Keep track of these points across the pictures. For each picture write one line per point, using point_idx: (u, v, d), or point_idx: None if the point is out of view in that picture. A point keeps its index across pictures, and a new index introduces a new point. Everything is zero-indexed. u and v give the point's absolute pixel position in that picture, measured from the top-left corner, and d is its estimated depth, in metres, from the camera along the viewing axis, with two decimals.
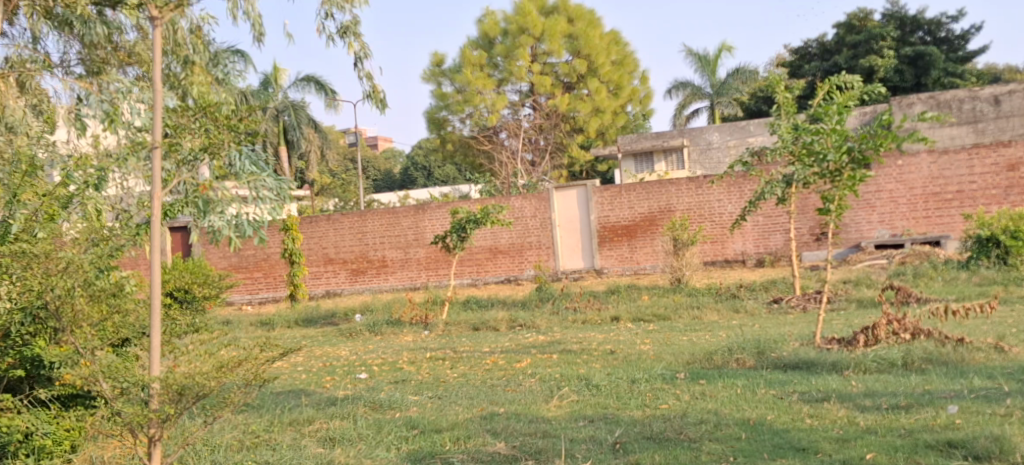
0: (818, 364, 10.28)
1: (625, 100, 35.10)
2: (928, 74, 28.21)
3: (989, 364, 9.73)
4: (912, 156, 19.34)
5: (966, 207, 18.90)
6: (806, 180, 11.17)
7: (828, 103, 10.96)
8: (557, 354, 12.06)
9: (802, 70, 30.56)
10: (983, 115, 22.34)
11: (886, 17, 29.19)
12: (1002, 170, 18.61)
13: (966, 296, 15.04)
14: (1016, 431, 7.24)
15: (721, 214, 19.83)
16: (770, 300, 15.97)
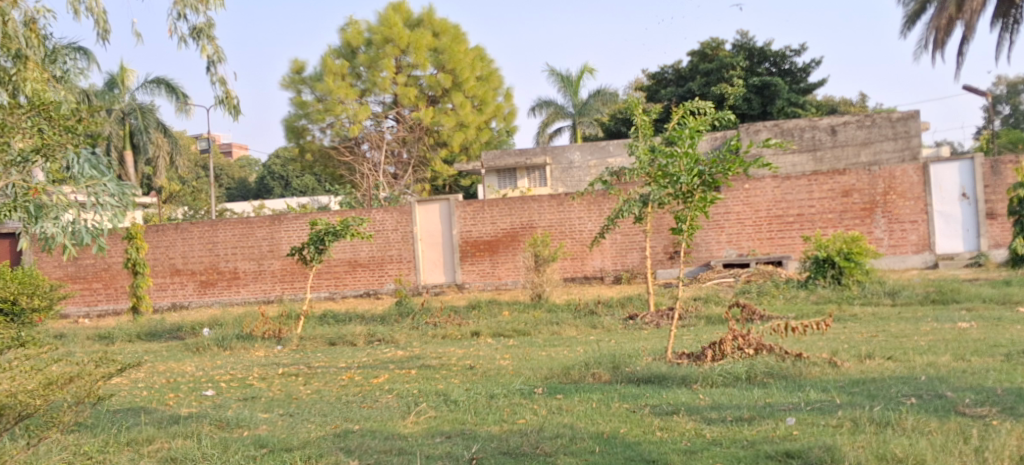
0: (668, 378, 10.50)
1: (489, 116, 35.51)
2: (773, 103, 29.47)
3: (824, 378, 10.14)
4: (759, 180, 20.04)
5: (806, 230, 19.78)
6: (661, 201, 11.45)
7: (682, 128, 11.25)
8: (415, 369, 11.93)
9: (659, 94, 31.32)
10: (823, 143, 23.10)
11: (736, 47, 30.28)
12: (838, 196, 19.61)
13: (805, 314, 15.70)
14: (846, 441, 7.58)
15: (581, 232, 20.16)
16: (626, 316, 16.20)
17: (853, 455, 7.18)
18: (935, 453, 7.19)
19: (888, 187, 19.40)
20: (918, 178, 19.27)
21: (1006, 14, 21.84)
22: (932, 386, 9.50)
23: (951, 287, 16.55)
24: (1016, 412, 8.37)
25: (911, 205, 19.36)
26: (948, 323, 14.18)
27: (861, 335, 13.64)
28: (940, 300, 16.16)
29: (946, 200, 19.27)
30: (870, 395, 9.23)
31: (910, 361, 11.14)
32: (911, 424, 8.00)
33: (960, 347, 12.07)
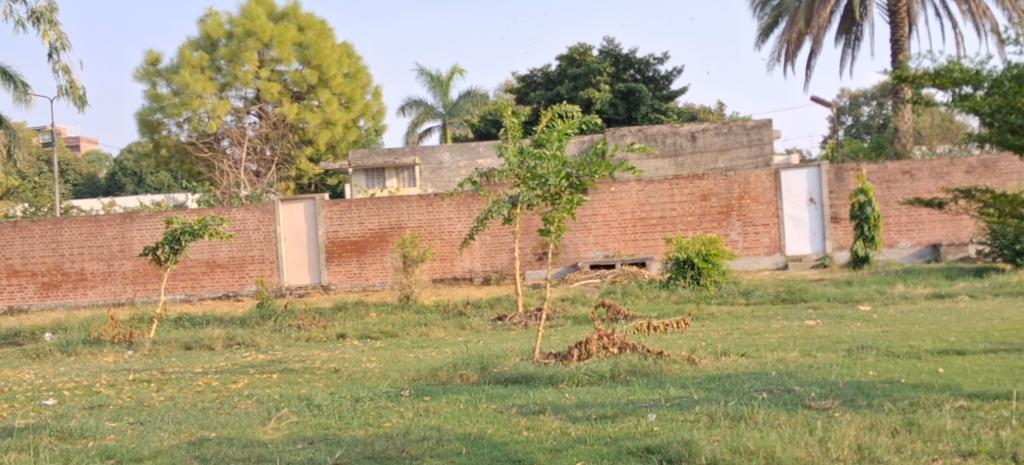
0: (536, 377, 10.47)
1: (357, 114, 35.15)
2: (638, 108, 29.95)
3: (684, 375, 10.30)
4: (624, 183, 20.32)
5: (668, 232, 20.17)
6: (530, 202, 11.45)
7: (551, 130, 11.24)
8: (276, 374, 11.53)
9: (527, 97, 31.31)
10: (684, 149, 23.58)
11: (602, 54, 30.75)
12: (697, 200, 20.08)
13: (666, 314, 16.00)
14: (703, 435, 7.68)
15: (450, 233, 20.03)
16: (494, 317, 16.16)
17: (709, 449, 7.26)
18: (783, 445, 7.34)
19: (743, 192, 19.98)
20: (770, 184, 19.92)
21: (848, 30, 22.78)
22: (781, 381, 9.76)
23: (800, 287, 17.14)
24: (856, 405, 8.67)
25: (764, 209, 19.98)
26: (796, 321, 14.66)
27: (718, 333, 13.96)
28: (789, 299, 16.70)
29: (795, 204, 19.96)
30: (726, 390, 9.40)
31: (762, 358, 11.44)
32: (762, 417, 8.17)
33: (807, 343, 12.48)
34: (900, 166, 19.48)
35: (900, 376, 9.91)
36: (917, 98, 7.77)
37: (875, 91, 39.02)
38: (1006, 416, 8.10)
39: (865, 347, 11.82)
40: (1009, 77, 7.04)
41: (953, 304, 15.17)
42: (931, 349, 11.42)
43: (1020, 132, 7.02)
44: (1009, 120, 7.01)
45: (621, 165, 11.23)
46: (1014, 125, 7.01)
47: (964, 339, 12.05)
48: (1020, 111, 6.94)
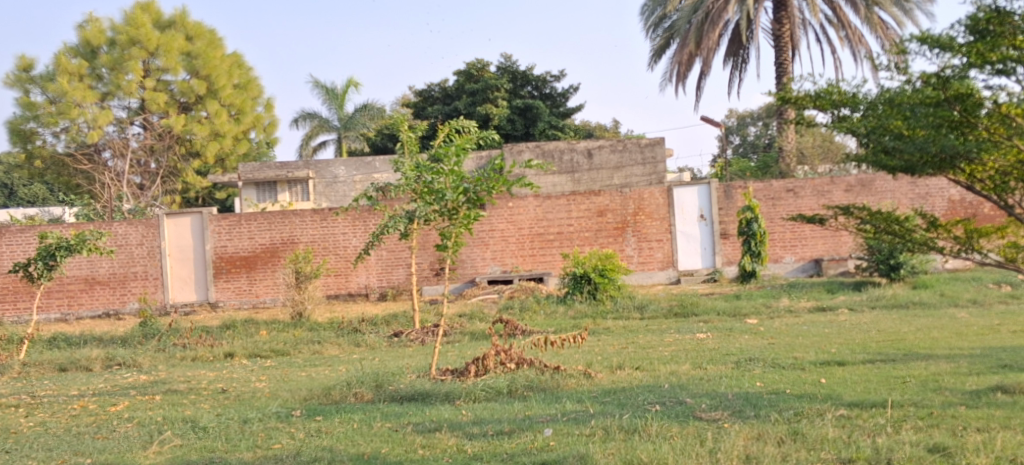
0: (432, 395, 10.29)
1: (248, 126, 34.43)
2: (535, 125, 30.13)
3: (580, 389, 10.27)
4: (521, 198, 20.28)
5: (565, 247, 20.24)
6: (427, 217, 11.29)
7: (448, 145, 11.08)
8: (159, 395, 11.05)
9: (424, 112, 30.94)
10: (580, 166, 23.64)
11: (500, 70, 30.83)
12: (594, 215, 20.21)
13: (563, 329, 16.03)
14: (598, 449, 7.62)
15: (345, 248, 19.63)
16: (390, 333, 15.92)
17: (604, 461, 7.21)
18: (675, 457, 7.33)
19: (637, 208, 20.18)
20: (663, 201, 20.15)
21: (736, 53, 23.31)
22: (673, 394, 9.79)
23: (691, 301, 17.38)
24: (745, 415, 8.75)
25: (657, 225, 20.20)
26: (688, 335, 14.83)
27: (613, 347, 14.02)
28: (681, 314, 16.88)
29: (687, 220, 20.23)
30: (620, 403, 9.38)
31: (655, 371, 11.49)
32: (655, 430, 8.16)
33: (698, 356, 12.61)
34: (784, 184, 19.97)
35: (784, 387, 10.07)
36: (799, 119, 7.91)
37: (761, 113, 40.15)
38: (883, 424, 8.28)
39: (752, 359, 12.00)
40: (882, 100, 7.15)
41: (834, 316, 15.55)
42: (813, 360, 11.65)
43: (893, 153, 7.15)
44: (883, 141, 7.11)
45: (520, 179, 11.20)
46: (887, 147, 7.12)
47: (843, 350, 12.35)
48: (893, 133, 7.04)
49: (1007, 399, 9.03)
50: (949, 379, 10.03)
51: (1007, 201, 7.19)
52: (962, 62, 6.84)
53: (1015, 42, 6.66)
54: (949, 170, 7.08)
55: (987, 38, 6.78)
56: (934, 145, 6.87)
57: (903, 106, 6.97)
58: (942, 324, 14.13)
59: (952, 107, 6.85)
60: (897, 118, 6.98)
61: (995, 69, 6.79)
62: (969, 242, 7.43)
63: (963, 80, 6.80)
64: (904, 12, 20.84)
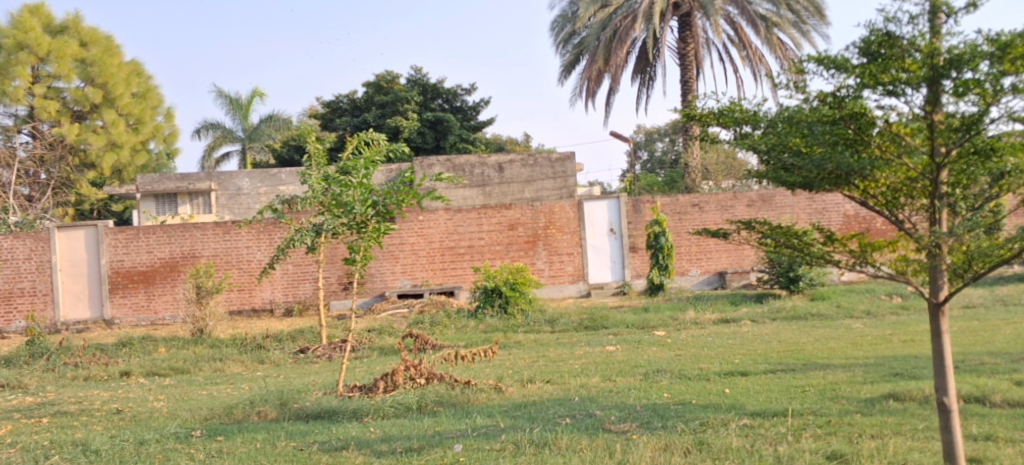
0: (339, 412, 9.98)
1: (147, 136, 33.53)
2: (446, 138, 29.93)
3: (490, 404, 10.08)
4: (432, 212, 20.06)
5: (476, 261, 20.07)
6: (335, 231, 10.92)
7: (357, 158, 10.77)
8: (47, 417, 10.49)
9: (333, 124, 30.32)
10: (491, 180, 23.39)
11: (409, 82, 30.54)
12: (504, 229, 20.09)
13: (473, 343, 15.85)
14: None
15: (249, 262, 19.11)
16: (296, 350, 15.49)
17: None
18: None
19: (548, 222, 20.12)
20: (573, 214, 20.16)
21: (643, 70, 23.49)
22: (583, 406, 9.68)
23: (601, 314, 17.35)
24: (652, 427, 8.68)
25: (567, 238, 20.17)
26: (598, 347, 14.78)
27: (524, 361, 13.89)
28: (591, 327, 16.84)
29: (596, 234, 20.27)
30: (531, 417, 9.22)
31: (566, 384, 11.37)
32: (565, 443, 8.02)
33: (608, 368, 12.55)
34: (690, 199, 20.16)
35: (690, 397, 10.05)
36: (703, 136, 7.86)
37: (668, 128, 40.67)
38: (785, 432, 8.31)
39: (660, 370, 12.00)
40: (781, 118, 6.89)
41: (738, 328, 15.71)
42: (719, 371, 11.70)
43: (792, 170, 6.93)
44: (782, 158, 6.91)
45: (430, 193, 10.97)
46: (786, 164, 6.92)
47: (747, 360, 12.44)
48: (792, 150, 6.86)
49: (900, 406, 9.15)
50: (847, 387, 10.15)
51: (897, 217, 7.09)
52: (856, 82, 6.65)
53: (904, 64, 6.44)
54: (845, 186, 6.89)
55: (878, 60, 6.53)
56: (830, 163, 6.69)
57: (801, 123, 6.78)
58: (840, 335, 14.38)
59: (847, 125, 6.69)
60: (795, 135, 6.82)
61: (886, 90, 6.53)
62: (863, 255, 7.47)
63: (856, 99, 6.64)
64: (801, 34, 21.38)
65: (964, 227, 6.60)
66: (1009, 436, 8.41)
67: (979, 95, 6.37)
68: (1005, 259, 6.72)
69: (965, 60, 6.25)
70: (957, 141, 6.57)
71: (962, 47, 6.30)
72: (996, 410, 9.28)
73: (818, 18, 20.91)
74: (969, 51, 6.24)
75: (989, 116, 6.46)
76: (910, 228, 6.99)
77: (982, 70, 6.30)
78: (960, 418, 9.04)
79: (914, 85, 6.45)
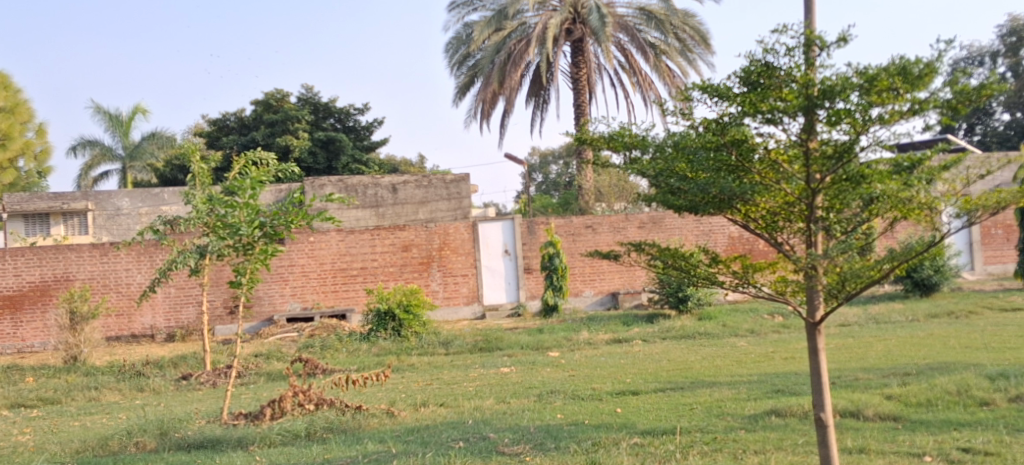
0: (223, 441, 9.54)
1: (16, 153, 32.12)
2: (338, 158, 29.49)
3: (382, 429, 9.78)
4: (322, 233, 19.58)
5: (368, 283, 19.68)
6: (220, 252, 10.51)
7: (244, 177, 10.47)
8: None
9: (219, 142, 29.47)
10: (385, 201, 22.36)
11: (300, 101, 29.96)
12: (398, 250, 19.76)
13: (366, 366, 15.50)
14: None
15: (128, 285, 18.32)
16: (178, 376, 14.85)
17: None
18: None
19: (443, 243, 19.89)
20: (468, 236, 19.98)
21: (537, 94, 23.51)
22: (476, 429, 9.48)
23: (495, 336, 17.18)
24: (545, 448, 8.55)
25: (462, 259, 19.97)
26: (492, 369, 14.60)
27: (417, 383, 13.62)
28: (486, 348, 16.64)
29: (491, 255, 20.14)
30: (424, 442, 8.97)
31: (459, 406, 11.15)
32: None
33: (501, 390, 12.38)
34: (584, 220, 20.18)
35: (581, 418, 9.94)
36: (595, 159, 7.87)
37: (562, 151, 40.88)
38: (673, 450, 8.32)
39: (554, 391, 11.88)
40: (669, 142, 7.28)
41: (630, 348, 15.75)
42: (610, 390, 11.65)
43: (678, 194, 7.30)
44: (669, 182, 7.28)
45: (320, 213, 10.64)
46: (673, 188, 7.28)
47: (637, 380, 12.44)
48: (679, 175, 7.23)
49: (782, 422, 9.22)
50: (732, 404, 10.19)
51: (777, 240, 7.38)
52: (737, 110, 6.91)
53: (781, 94, 6.61)
54: (728, 209, 7.23)
55: (758, 90, 6.72)
56: (714, 187, 7.02)
57: (687, 149, 7.14)
58: (725, 353, 14.55)
59: (729, 151, 7.02)
60: (682, 161, 7.20)
61: (765, 118, 6.73)
62: (745, 277, 7.53)
63: (739, 125, 6.93)
64: (688, 62, 21.79)
65: (838, 249, 6.89)
66: (881, 448, 8.66)
67: (851, 123, 6.68)
68: (876, 280, 7.01)
69: (838, 91, 6.45)
70: (831, 168, 6.84)
71: (834, 79, 6.50)
72: (869, 424, 9.48)
73: (704, 46, 21.35)
74: (840, 83, 6.43)
75: (860, 145, 6.76)
76: (789, 250, 7.31)
77: (852, 101, 6.53)
78: (836, 432, 9.22)
79: (791, 113, 6.62)
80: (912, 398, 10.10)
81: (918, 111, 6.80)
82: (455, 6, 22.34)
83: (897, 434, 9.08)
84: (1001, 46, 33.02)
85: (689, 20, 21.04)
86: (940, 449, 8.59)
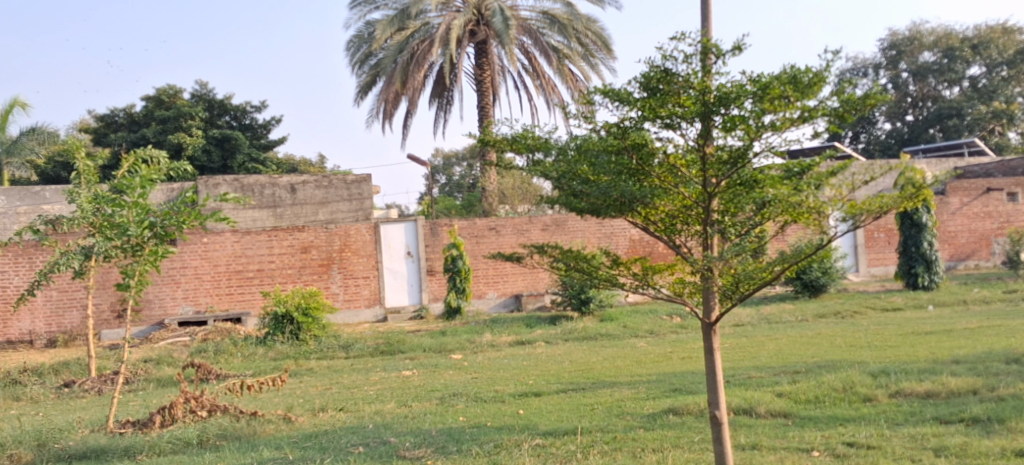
0: (108, 451, 9.00)
1: None
2: (234, 156, 28.58)
3: (278, 435, 9.33)
4: (216, 233, 18.87)
5: (265, 285, 19.05)
6: (106, 254, 9.87)
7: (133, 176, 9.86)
8: None
9: (106, 139, 28.28)
10: (282, 201, 19.94)
11: (194, 97, 28.97)
12: (297, 252, 19.19)
13: (262, 371, 14.95)
14: None
15: (5, 288, 17.39)
16: (60, 384, 14.06)
17: None
18: None
19: (343, 244, 19.41)
20: (369, 237, 19.53)
21: (441, 94, 23.17)
22: (377, 434, 9.11)
23: (398, 338, 16.78)
24: (447, 451, 8.28)
25: (363, 261, 19.51)
26: (394, 372, 14.21)
27: (316, 388, 13.15)
28: (388, 351, 16.25)
29: (393, 257, 19.73)
30: (322, 447, 8.57)
31: (359, 411, 10.75)
32: None
33: (403, 394, 12.01)
34: (487, 222, 19.95)
35: (482, 420, 9.66)
36: (499, 161, 7.84)
37: (466, 153, 40.46)
38: (575, 450, 8.14)
39: (456, 394, 11.56)
40: (572, 145, 7.38)
41: (533, 350, 15.54)
42: (513, 392, 11.40)
43: (580, 197, 7.43)
44: (572, 185, 7.39)
45: (214, 213, 10.16)
46: (576, 191, 7.39)
47: (540, 381, 12.22)
48: (581, 177, 7.35)
49: (679, 420, 9.12)
50: (631, 404, 10.05)
51: (675, 242, 7.58)
52: (638, 115, 7.14)
53: (680, 99, 6.96)
54: (628, 212, 7.40)
55: (657, 95, 7.03)
56: (615, 190, 7.19)
57: (589, 152, 7.27)
58: (626, 353, 14.46)
59: (630, 155, 7.18)
60: (584, 164, 7.32)
61: (664, 123, 7.09)
62: (645, 278, 7.53)
63: (638, 130, 7.10)
64: (590, 66, 21.83)
65: (732, 251, 7.17)
66: (772, 444, 8.63)
67: (745, 130, 6.94)
68: (767, 281, 7.32)
69: (732, 98, 6.84)
70: (726, 173, 7.11)
71: (730, 86, 6.88)
72: (762, 421, 9.46)
73: (607, 51, 21.44)
74: (735, 90, 6.82)
75: (753, 151, 7.02)
76: (686, 252, 7.53)
77: (745, 108, 6.89)
78: (730, 429, 9.17)
79: (689, 119, 6.99)
80: (801, 395, 10.11)
81: (807, 119, 6.98)
82: (358, 4, 21.82)
83: (788, 430, 9.06)
84: (882, 59, 33.85)
85: (591, 25, 21.03)
86: (827, 444, 8.59)
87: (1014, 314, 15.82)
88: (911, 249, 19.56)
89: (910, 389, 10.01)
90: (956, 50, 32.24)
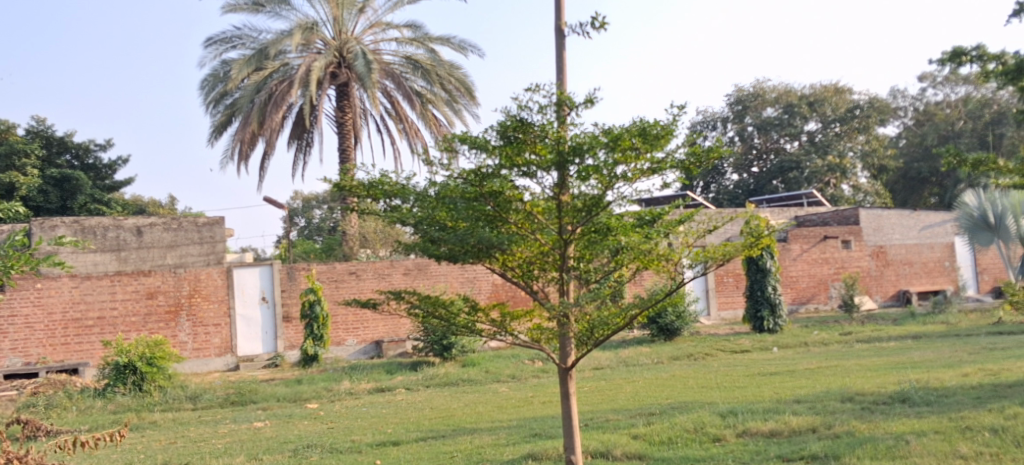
0: None
1: None
2: (74, 197, 26.97)
3: None
4: (52, 278, 17.59)
5: (106, 334, 17.81)
6: None
7: None
8: None
9: None
10: (127, 243, 18.11)
11: (30, 134, 27.21)
12: (141, 298, 18.06)
13: (99, 426, 13.84)
14: None
15: None
16: None
17: None
18: None
19: (192, 290, 18.37)
20: (221, 282, 18.56)
21: (300, 136, 22.43)
22: None
23: (249, 388, 15.86)
24: None
25: (214, 308, 18.51)
26: (243, 424, 13.35)
27: (158, 443, 12.19)
28: (239, 402, 15.34)
29: (247, 303, 18.78)
30: None
31: None
32: None
33: (254, 446, 11.22)
34: (347, 266, 19.25)
35: None
36: (357, 206, 7.38)
37: (326, 195, 39.39)
38: None
39: (310, 445, 10.86)
40: (430, 192, 6.97)
41: (392, 397, 14.92)
42: (370, 442, 10.78)
43: (438, 243, 7.03)
44: (429, 231, 6.98)
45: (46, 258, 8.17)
46: (433, 237, 6.99)
47: (399, 430, 11.65)
48: (439, 223, 6.95)
49: None
50: (491, 450, 9.61)
51: (534, 288, 7.27)
52: (496, 163, 6.79)
53: (535, 148, 6.67)
54: (486, 259, 7.06)
55: (513, 144, 6.71)
56: (472, 237, 6.82)
57: (447, 199, 6.87)
58: (486, 399, 14.03)
59: (486, 202, 6.80)
60: (441, 210, 6.91)
61: (521, 171, 6.77)
62: (502, 324, 7.20)
63: (495, 177, 6.74)
64: (455, 112, 21.48)
65: (587, 297, 6.90)
66: None
67: (598, 180, 6.69)
68: (622, 327, 7.08)
69: (585, 149, 6.58)
70: (581, 221, 6.82)
71: (583, 137, 6.62)
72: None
73: (470, 98, 21.15)
74: (588, 141, 6.56)
75: (608, 201, 6.77)
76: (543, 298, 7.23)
77: (599, 158, 6.64)
78: None
79: (544, 168, 6.71)
80: (655, 437, 9.88)
81: (656, 171, 6.80)
82: (212, 42, 20.92)
83: None
84: (729, 113, 35.09)
85: (454, 71, 20.74)
86: None
87: (851, 355, 16.18)
88: (756, 293, 19.87)
89: (755, 428, 9.92)
90: (795, 107, 33.43)
